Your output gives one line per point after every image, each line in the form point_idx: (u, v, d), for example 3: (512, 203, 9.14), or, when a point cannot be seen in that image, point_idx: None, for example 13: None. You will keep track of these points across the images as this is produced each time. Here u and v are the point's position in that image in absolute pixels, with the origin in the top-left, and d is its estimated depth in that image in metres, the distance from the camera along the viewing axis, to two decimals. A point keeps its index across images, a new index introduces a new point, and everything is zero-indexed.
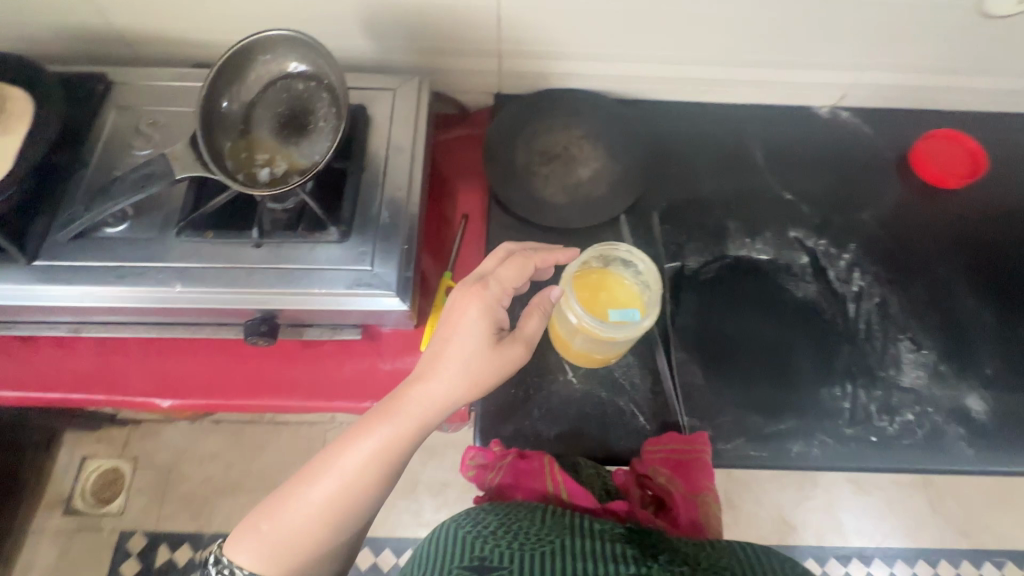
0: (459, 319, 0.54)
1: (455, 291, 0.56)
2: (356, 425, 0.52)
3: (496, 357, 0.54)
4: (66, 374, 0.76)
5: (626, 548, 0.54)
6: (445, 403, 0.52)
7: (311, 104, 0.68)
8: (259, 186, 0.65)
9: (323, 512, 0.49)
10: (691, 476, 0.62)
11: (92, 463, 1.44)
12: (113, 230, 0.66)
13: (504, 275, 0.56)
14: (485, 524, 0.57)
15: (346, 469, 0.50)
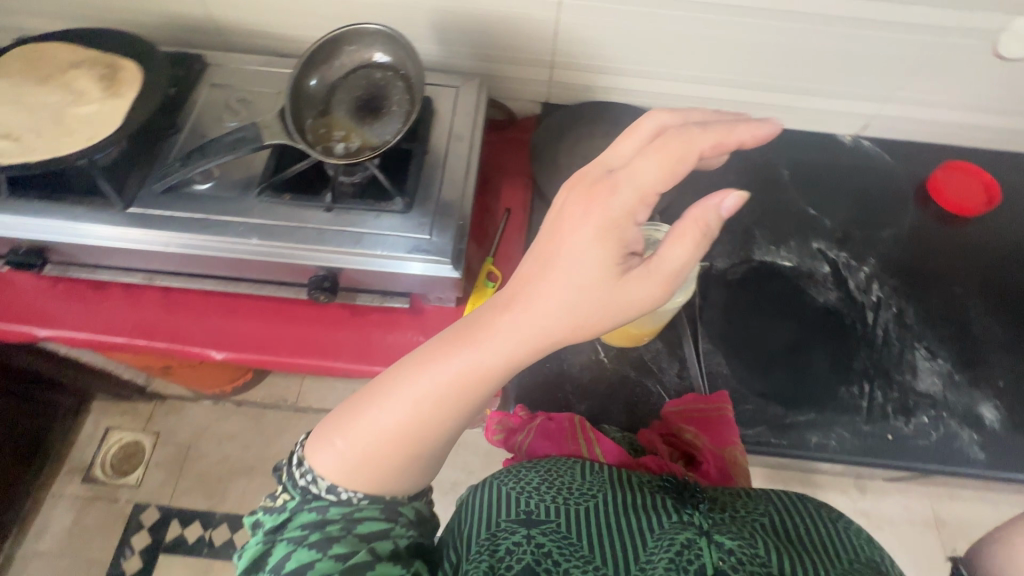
0: (572, 233, 0.46)
1: (574, 195, 0.48)
2: (442, 344, 0.49)
3: (610, 289, 0.46)
4: (132, 322, 0.82)
5: (668, 497, 0.55)
6: (541, 333, 0.47)
7: (387, 90, 0.76)
8: (335, 157, 0.72)
9: (403, 431, 0.49)
10: (716, 432, 0.65)
11: (116, 434, 1.48)
12: (200, 187, 0.73)
13: (642, 175, 0.45)
14: (528, 480, 0.58)
15: (429, 386, 0.48)
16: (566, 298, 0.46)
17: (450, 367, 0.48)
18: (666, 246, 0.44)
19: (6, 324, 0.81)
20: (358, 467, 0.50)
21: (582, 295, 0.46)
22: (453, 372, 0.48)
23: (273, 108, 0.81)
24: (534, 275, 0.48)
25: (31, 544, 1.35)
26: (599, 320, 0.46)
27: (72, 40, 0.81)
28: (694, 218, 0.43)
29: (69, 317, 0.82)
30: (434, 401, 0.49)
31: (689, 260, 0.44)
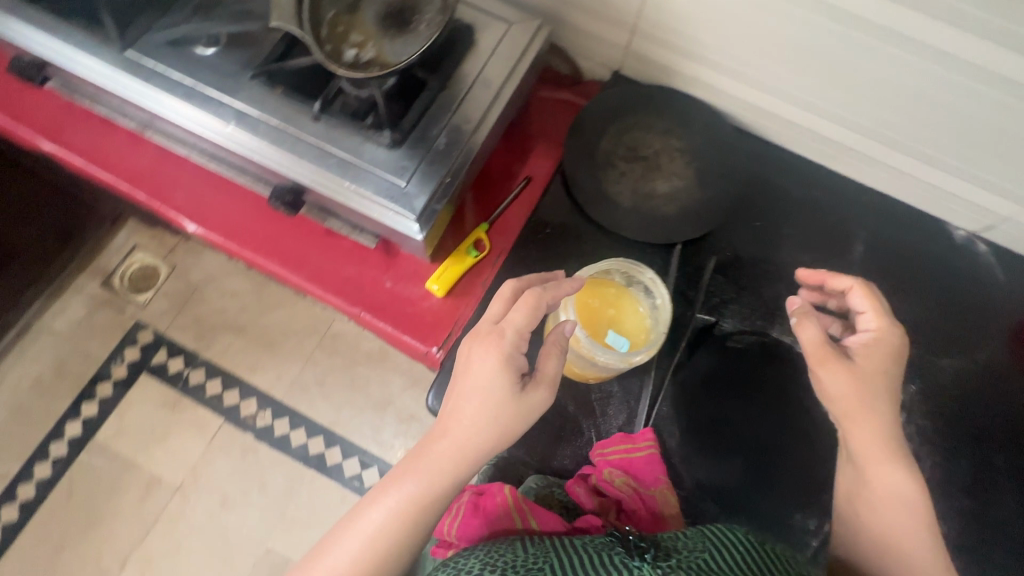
0: (475, 371, 0.57)
1: (472, 342, 0.59)
2: (382, 485, 0.58)
3: (519, 410, 0.57)
4: (125, 164, 0.82)
5: (616, 553, 0.53)
6: (465, 450, 0.56)
7: (421, 5, 0.66)
8: (340, 64, 0.64)
9: (346, 570, 0.55)
10: (645, 473, 0.64)
11: (139, 254, 1.59)
12: (203, 52, 0.68)
13: (519, 322, 0.57)
14: (462, 571, 0.53)
15: (369, 527, 0.56)
16: (480, 435, 0.56)
17: (397, 501, 0.56)
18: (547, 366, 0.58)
19: (19, 126, 0.82)
20: None
21: (494, 429, 0.56)
22: (398, 500, 0.56)
23: None
24: (459, 426, 0.57)
25: (47, 321, 1.51)
26: (512, 429, 0.56)
27: None
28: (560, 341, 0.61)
29: (74, 138, 0.83)
30: (385, 528, 0.56)
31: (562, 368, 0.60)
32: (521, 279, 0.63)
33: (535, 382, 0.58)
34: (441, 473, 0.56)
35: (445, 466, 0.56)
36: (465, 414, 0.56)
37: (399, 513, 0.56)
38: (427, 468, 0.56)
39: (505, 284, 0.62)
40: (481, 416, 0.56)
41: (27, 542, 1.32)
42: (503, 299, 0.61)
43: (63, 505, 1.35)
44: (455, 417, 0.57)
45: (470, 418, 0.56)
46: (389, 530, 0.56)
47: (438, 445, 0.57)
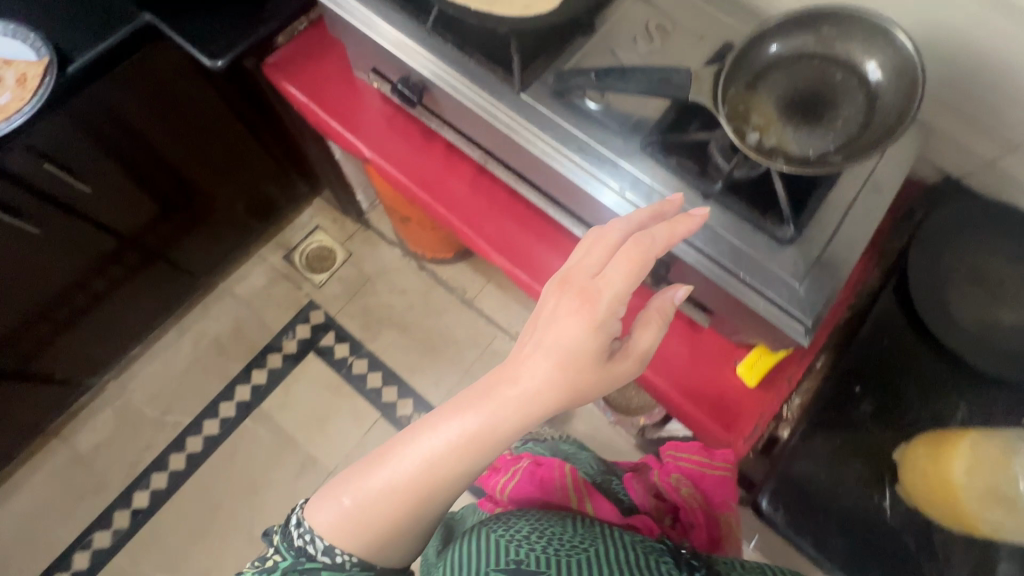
0: (552, 324, 0.52)
1: (560, 294, 0.52)
2: (442, 412, 0.56)
3: (605, 376, 0.53)
4: (441, 184, 0.84)
5: (659, 560, 0.60)
6: (544, 406, 0.53)
7: (837, 98, 0.63)
8: (745, 146, 0.62)
9: (401, 489, 0.56)
10: (714, 493, 0.70)
11: (320, 236, 1.63)
12: (591, 105, 0.67)
13: (618, 284, 0.50)
14: (517, 530, 0.64)
15: (427, 453, 0.55)
16: (546, 395, 0.52)
17: (451, 441, 0.55)
18: (638, 339, 0.54)
19: (347, 130, 0.87)
20: (358, 520, 0.58)
21: (564, 390, 0.52)
22: (450, 437, 0.55)
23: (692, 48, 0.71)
24: (528, 378, 0.52)
25: (231, 284, 1.57)
26: (589, 394, 0.53)
27: None
28: (659, 307, 0.55)
29: (398, 152, 0.86)
30: (433, 460, 0.55)
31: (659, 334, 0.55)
32: (627, 226, 0.54)
33: (623, 355, 0.54)
34: (505, 427, 0.53)
35: (510, 423, 0.53)
36: (532, 365, 0.52)
37: (455, 457, 0.55)
38: (487, 412, 0.53)
39: (609, 232, 0.53)
40: (554, 375, 0.52)
41: (188, 492, 1.37)
42: (604, 253, 0.52)
43: (224, 465, 1.40)
44: (519, 366, 0.53)
45: (541, 376, 0.52)
46: (435, 464, 0.55)
47: (500, 391, 0.53)
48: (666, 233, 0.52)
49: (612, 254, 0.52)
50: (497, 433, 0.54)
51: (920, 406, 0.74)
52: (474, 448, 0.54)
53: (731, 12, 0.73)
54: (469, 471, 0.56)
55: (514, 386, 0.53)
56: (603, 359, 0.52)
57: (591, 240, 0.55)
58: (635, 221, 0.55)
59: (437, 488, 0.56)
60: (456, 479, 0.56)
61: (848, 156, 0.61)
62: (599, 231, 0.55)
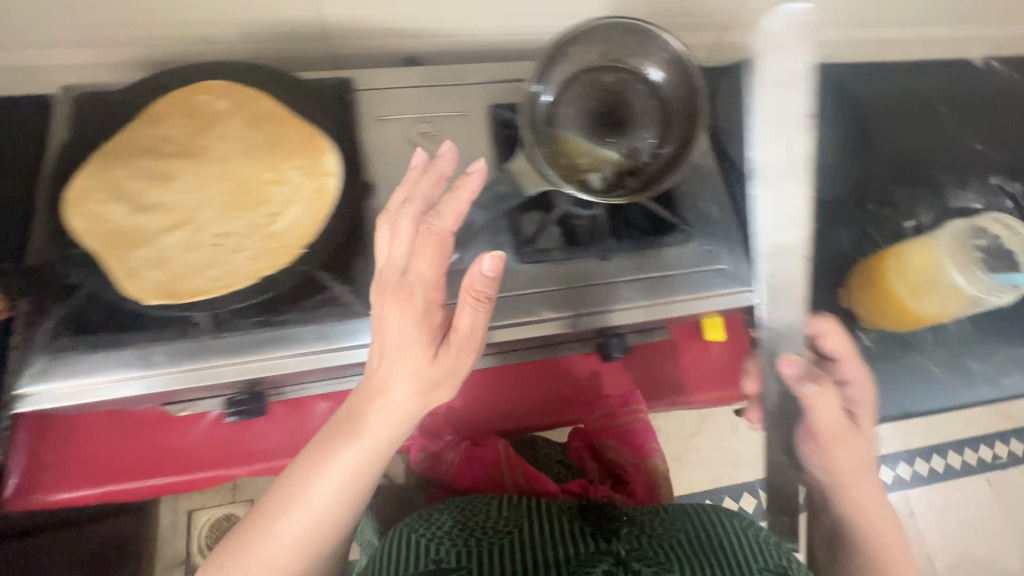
0: (381, 323, 0.45)
1: (381, 296, 0.46)
2: (313, 446, 0.47)
3: (432, 372, 0.45)
4: None
5: (584, 526, 0.66)
6: (408, 414, 0.47)
7: (627, 97, 0.62)
8: (601, 195, 0.60)
9: (302, 539, 0.46)
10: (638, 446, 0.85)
11: (203, 515, 1.31)
12: (443, 264, 0.58)
13: (425, 273, 0.47)
14: (435, 528, 0.66)
15: (314, 502, 0.46)
16: (417, 399, 0.46)
17: (344, 489, 0.46)
18: (462, 318, 0.46)
19: (190, 472, 0.64)
20: (226, 563, 0.46)
21: (422, 378, 0.45)
22: (347, 472, 0.46)
23: (470, 136, 0.64)
24: (391, 365, 0.45)
25: None
26: (440, 396, 0.47)
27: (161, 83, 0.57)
28: (469, 287, 0.45)
29: (204, 445, 0.66)
30: (304, 514, 0.46)
31: (482, 322, 0.46)
32: (420, 206, 0.49)
33: (458, 342, 0.46)
34: (388, 444, 0.47)
35: (385, 434, 0.46)
36: (403, 357, 0.45)
37: (352, 480, 0.46)
38: (349, 427, 0.46)
39: (401, 215, 0.48)
40: (407, 353, 0.45)
41: None
42: (409, 227, 0.48)
43: None
44: (376, 374, 0.46)
45: (411, 373, 0.45)
46: (331, 504, 0.46)
47: (375, 405, 0.46)
48: (452, 208, 0.48)
49: (417, 243, 0.48)
50: (383, 456, 0.47)
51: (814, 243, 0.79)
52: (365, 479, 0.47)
53: (464, 76, 0.67)
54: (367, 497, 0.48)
55: (394, 407, 0.45)
56: (420, 321, 0.45)
57: (388, 225, 0.49)
58: (425, 194, 0.51)
59: (345, 518, 0.48)
60: (334, 514, 0.46)
61: (673, 140, 0.61)
62: (391, 215, 0.50)
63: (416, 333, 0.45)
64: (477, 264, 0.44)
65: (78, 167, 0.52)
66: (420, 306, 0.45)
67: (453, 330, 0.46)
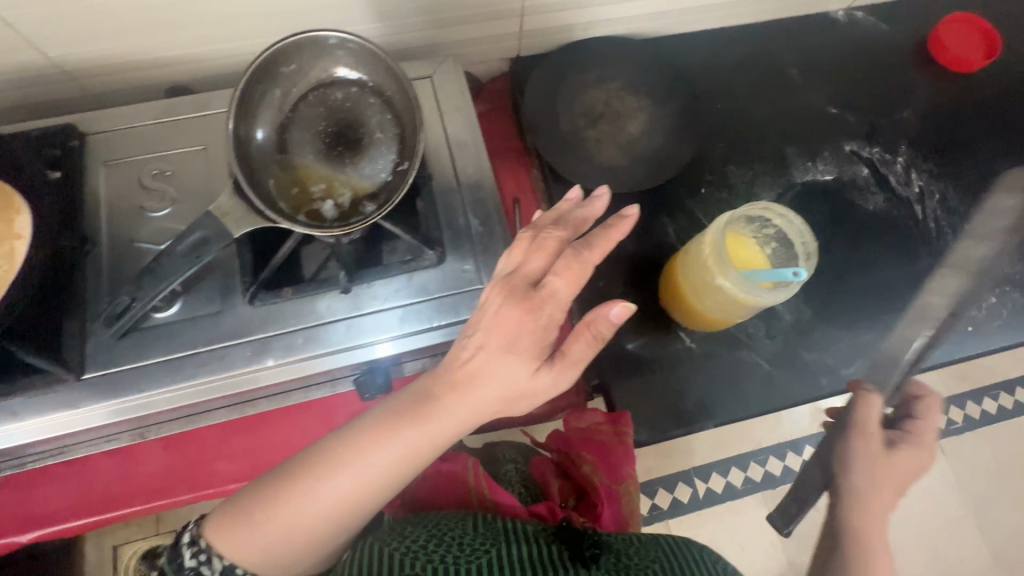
0: (505, 325, 0.46)
1: (503, 295, 0.46)
2: (380, 420, 0.46)
3: (530, 385, 0.46)
4: (137, 484, 0.66)
5: (562, 550, 0.54)
6: (482, 413, 0.47)
7: (359, 114, 0.57)
8: (330, 225, 0.55)
9: (313, 510, 0.46)
10: (616, 468, 0.71)
11: (129, 549, 1.33)
12: (163, 315, 0.54)
13: (559, 291, 0.46)
14: (412, 540, 0.54)
15: (365, 470, 0.45)
16: (494, 396, 0.46)
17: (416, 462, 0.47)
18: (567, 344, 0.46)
19: None
20: (229, 524, 0.47)
21: (521, 384, 0.46)
22: (393, 451, 0.45)
23: (208, 170, 0.60)
24: (484, 362, 0.46)
25: None
26: (519, 409, 0.47)
27: None
28: (591, 319, 0.46)
29: None
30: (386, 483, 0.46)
31: (590, 355, 0.47)
32: (566, 232, 0.49)
33: (569, 355, 0.46)
34: (452, 434, 0.47)
35: (459, 425, 0.46)
36: (522, 361, 0.45)
37: (421, 457, 0.46)
38: (416, 411, 0.46)
39: (549, 236, 0.48)
40: (506, 356, 0.45)
41: None
42: (555, 249, 0.48)
43: None
44: (459, 374, 0.46)
45: (516, 378, 0.45)
46: (376, 480, 0.46)
47: (441, 404, 0.46)
48: (602, 241, 0.47)
49: (557, 266, 0.46)
50: (440, 446, 0.47)
51: (631, 240, 0.75)
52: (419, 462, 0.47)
53: (205, 105, 0.63)
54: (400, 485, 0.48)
55: (479, 401, 0.46)
56: (534, 342, 0.45)
57: (528, 243, 0.49)
58: (575, 223, 0.50)
59: (330, 508, 0.46)
60: (341, 493, 0.46)
61: (411, 154, 0.57)
62: (531, 237, 0.49)
63: (533, 354, 0.45)
64: (607, 309, 0.45)
65: None
66: (535, 323, 0.45)
67: (561, 351, 0.46)
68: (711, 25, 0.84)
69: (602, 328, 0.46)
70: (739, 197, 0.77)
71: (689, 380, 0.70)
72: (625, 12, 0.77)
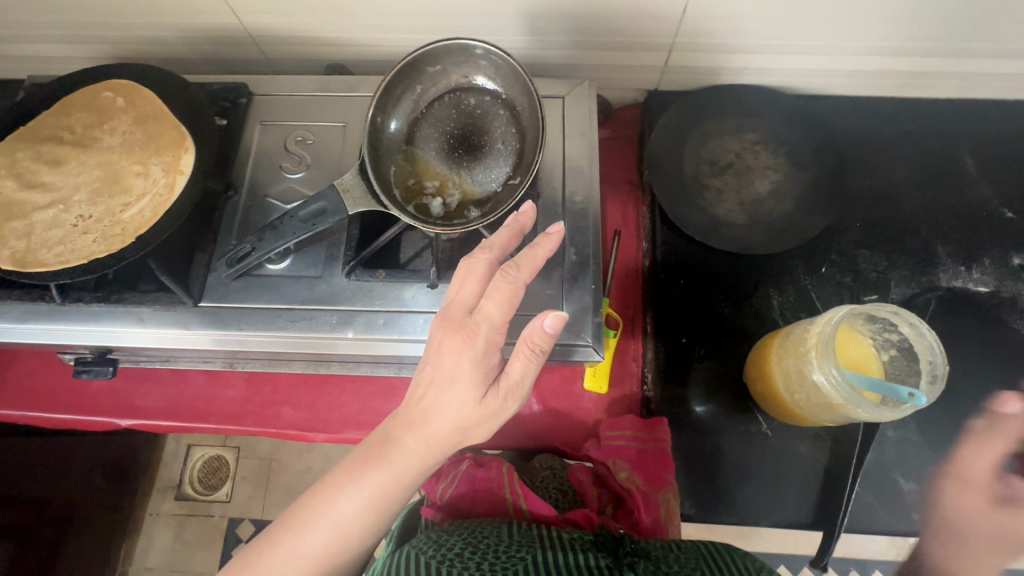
0: (446, 359, 0.50)
1: (443, 332, 0.51)
2: (347, 469, 0.52)
3: (479, 411, 0.51)
4: (218, 404, 0.74)
5: (599, 558, 0.48)
6: (438, 447, 0.52)
7: (486, 122, 0.59)
8: (434, 222, 0.57)
9: (307, 559, 0.51)
10: (651, 472, 0.64)
11: (199, 451, 1.50)
12: (275, 267, 0.60)
13: (494, 314, 0.50)
14: (449, 548, 0.48)
15: (341, 516, 0.51)
16: (447, 433, 0.51)
17: (389, 506, 0.52)
18: (512, 369, 0.50)
19: (85, 415, 0.74)
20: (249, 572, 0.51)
21: (463, 417, 0.50)
22: (362, 498, 0.51)
23: (342, 146, 0.66)
24: (428, 401, 0.51)
25: (141, 560, 1.42)
26: (479, 434, 0.52)
27: (81, 79, 0.66)
28: (528, 338, 0.50)
29: (101, 392, 0.75)
30: (363, 527, 0.52)
31: (532, 371, 0.51)
32: (495, 254, 0.52)
33: (514, 379, 0.51)
34: (413, 473, 0.52)
35: (417, 462, 0.52)
36: (460, 394, 0.50)
37: (388, 502, 0.52)
38: (377, 459, 0.51)
39: (476, 261, 0.51)
40: (449, 392, 0.50)
41: None
42: (485, 270, 0.51)
43: None
44: (409, 412, 0.52)
45: (462, 410, 0.50)
46: (353, 525, 0.51)
47: (399, 445, 0.52)
48: (530, 260, 0.51)
49: (488, 288, 0.50)
50: (405, 488, 0.52)
51: (728, 303, 0.70)
52: (388, 504, 0.52)
53: (355, 87, 0.69)
54: (377, 529, 0.53)
55: (426, 437, 0.51)
56: (482, 374, 0.50)
57: (461, 271, 0.52)
58: (503, 242, 0.53)
59: (325, 551, 0.51)
60: (326, 537, 0.51)
61: (526, 170, 0.57)
62: (463, 265, 0.52)
63: (478, 385, 0.50)
64: (539, 322, 0.49)
65: None
66: (482, 355, 0.50)
67: (504, 374, 0.51)
68: (880, 93, 0.76)
69: (543, 343, 0.50)
70: (866, 286, 0.69)
71: (755, 464, 0.65)
72: (784, 62, 0.72)
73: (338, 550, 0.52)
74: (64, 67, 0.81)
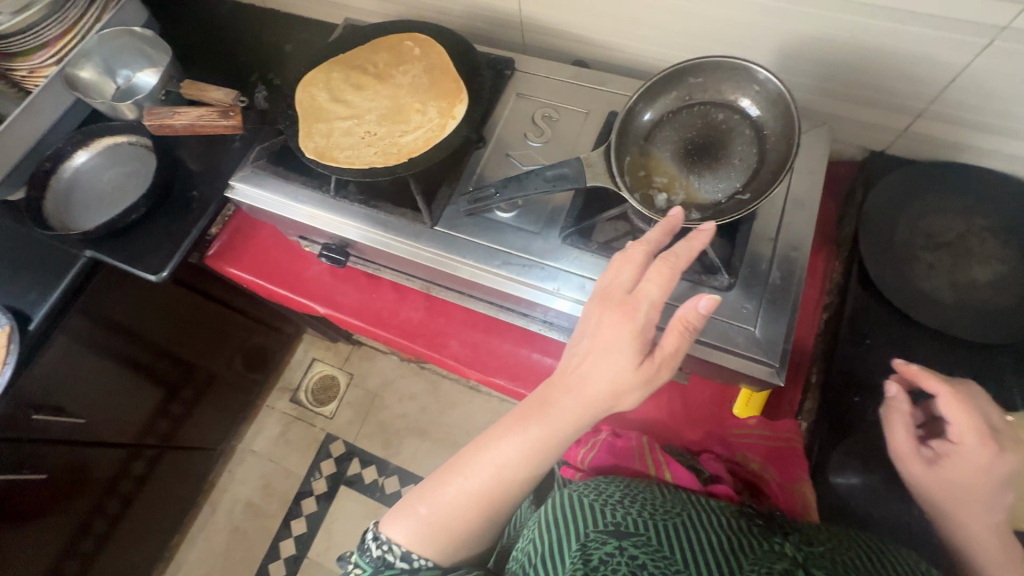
0: (607, 330, 0.50)
1: (603, 309, 0.52)
2: (508, 421, 0.55)
3: (633, 378, 0.49)
4: (398, 320, 0.85)
5: (751, 524, 0.50)
6: (586, 409, 0.51)
7: (728, 136, 0.64)
8: (657, 211, 0.62)
9: (470, 498, 0.56)
10: (784, 465, 0.65)
11: (318, 367, 1.67)
12: (503, 215, 0.69)
13: (654, 293, 0.50)
14: (608, 494, 0.53)
15: (500, 461, 0.54)
16: (599, 397, 0.50)
17: (546, 460, 0.54)
18: (665, 343, 0.49)
19: (296, 294, 0.88)
20: (420, 506, 0.58)
21: (615, 382, 0.49)
22: (520, 448, 0.54)
23: (581, 129, 0.74)
24: (584, 367, 0.51)
25: (248, 443, 1.61)
26: (630, 401, 0.50)
27: (392, 30, 0.81)
28: (681, 316, 0.49)
29: (314, 281, 0.89)
30: (519, 476, 0.54)
31: (684, 346, 0.50)
32: (652, 245, 0.54)
33: (672, 354, 0.49)
34: (561, 436, 0.53)
35: (567, 423, 0.52)
36: (618, 363, 0.49)
37: (544, 459, 0.54)
38: (534, 416, 0.53)
39: (635, 250, 0.53)
40: (607, 361, 0.50)
41: None
42: (643, 258, 0.53)
43: None
44: (564, 377, 0.52)
45: (617, 378, 0.49)
46: (512, 471, 0.54)
47: (551, 407, 0.52)
48: (688, 249, 0.52)
49: (647, 271, 0.52)
50: (557, 448, 0.54)
51: None
52: (544, 459, 0.54)
53: (603, 82, 0.77)
54: (529, 483, 0.56)
55: (579, 401, 0.51)
56: (641, 349, 0.49)
57: (620, 260, 0.54)
58: (659, 237, 0.55)
59: (486, 495, 0.55)
60: (484, 481, 0.55)
61: (756, 188, 0.61)
62: (623, 257, 0.54)
63: (636, 359, 0.49)
64: (694, 301, 0.49)
65: (318, 66, 0.78)
66: (640, 331, 0.49)
67: (659, 346, 0.49)
68: None
69: (694, 318, 0.48)
70: None
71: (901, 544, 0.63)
72: None
73: (498, 494, 0.55)
74: (360, 15, 0.98)
